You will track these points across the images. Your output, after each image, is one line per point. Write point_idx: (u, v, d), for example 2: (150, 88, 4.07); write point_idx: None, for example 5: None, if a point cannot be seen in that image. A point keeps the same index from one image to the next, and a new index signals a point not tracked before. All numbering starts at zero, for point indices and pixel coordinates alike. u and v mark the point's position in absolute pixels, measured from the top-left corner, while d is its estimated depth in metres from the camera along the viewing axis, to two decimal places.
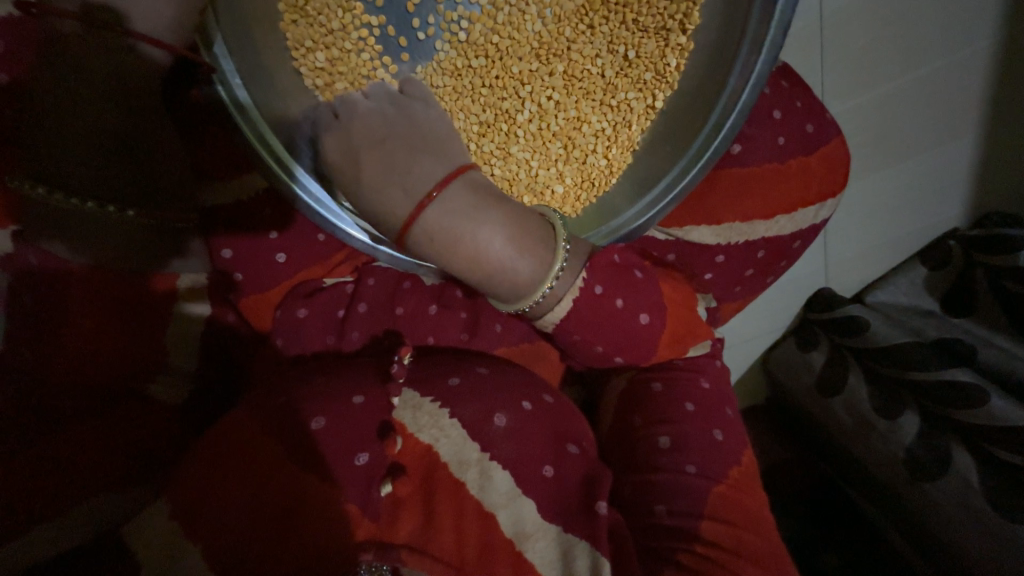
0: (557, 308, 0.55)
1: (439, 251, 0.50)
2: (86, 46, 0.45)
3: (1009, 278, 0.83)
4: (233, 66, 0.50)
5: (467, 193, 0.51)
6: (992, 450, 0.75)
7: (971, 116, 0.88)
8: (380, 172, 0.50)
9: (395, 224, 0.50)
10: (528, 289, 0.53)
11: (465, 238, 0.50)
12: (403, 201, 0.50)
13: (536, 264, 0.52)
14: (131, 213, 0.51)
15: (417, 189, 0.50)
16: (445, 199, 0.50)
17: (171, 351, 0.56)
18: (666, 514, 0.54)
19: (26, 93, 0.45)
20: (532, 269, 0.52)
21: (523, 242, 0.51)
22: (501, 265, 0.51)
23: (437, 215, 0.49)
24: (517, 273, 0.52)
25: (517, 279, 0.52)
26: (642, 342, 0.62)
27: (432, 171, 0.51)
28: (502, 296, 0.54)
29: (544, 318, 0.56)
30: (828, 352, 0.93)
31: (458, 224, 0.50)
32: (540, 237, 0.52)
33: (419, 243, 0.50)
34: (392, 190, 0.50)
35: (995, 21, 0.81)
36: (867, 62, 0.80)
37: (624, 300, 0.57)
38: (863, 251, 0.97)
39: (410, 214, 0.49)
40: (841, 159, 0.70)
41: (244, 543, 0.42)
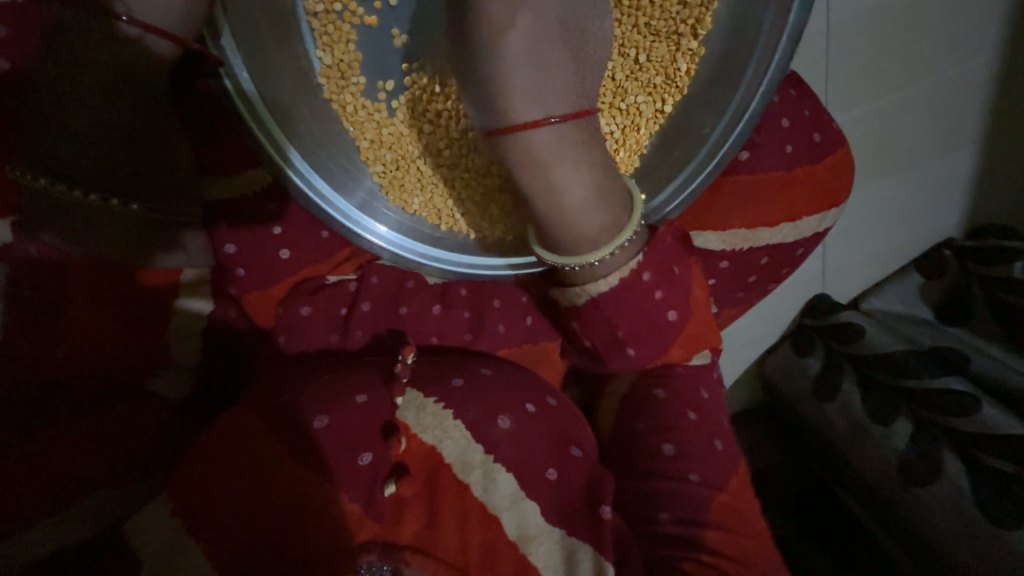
0: (603, 280, 0.56)
1: (530, 170, 0.50)
2: (91, 35, 0.43)
3: (1001, 289, 0.84)
4: (240, 60, 0.51)
5: (581, 134, 0.50)
6: (984, 459, 0.76)
7: (972, 128, 0.89)
8: (522, 55, 0.46)
9: (503, 123, 0.48)
10: (584, 245, 0.54)
11: (553, 170, 0.50)
12: (527, 104, 0.47)
13: (597, 230, 0.53)
14: (134, 207, 0.50)
15: (542, 101, 0.48)
16: (564, 125, 0.49)
17: (173, 346, 0.56)
18: (670, 521, 0.55)
19: (25, 81, 0.44)
20: (598, 229, 0.53)
21: (604, 200, 0.53)
22: (578, 209, 0.52)
23: (547, 140, 0.49)
24: (586, 225, 0.53)
25: (583, 231, 0.53)
26: (661, 346, 0.62)
27: (562, 94, 0.49)
28: (548, 242, 0.55)
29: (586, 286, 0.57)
30: (822, 357, 0.94)
31: (559, 158, 0.50)
32: (617, 204, 0.54)
33: (520, 150, 0.49)
34: (519, 84, 0.47)
35: (999, 36, 0.82)
36: (871, 71, 0.81)
37: (664, 292, 0.59)
38: (861, 259, 0.98)
39: (524, 123, 0.48)
40: (846, 168, 0.71)
41: (247, 542, 0.42)
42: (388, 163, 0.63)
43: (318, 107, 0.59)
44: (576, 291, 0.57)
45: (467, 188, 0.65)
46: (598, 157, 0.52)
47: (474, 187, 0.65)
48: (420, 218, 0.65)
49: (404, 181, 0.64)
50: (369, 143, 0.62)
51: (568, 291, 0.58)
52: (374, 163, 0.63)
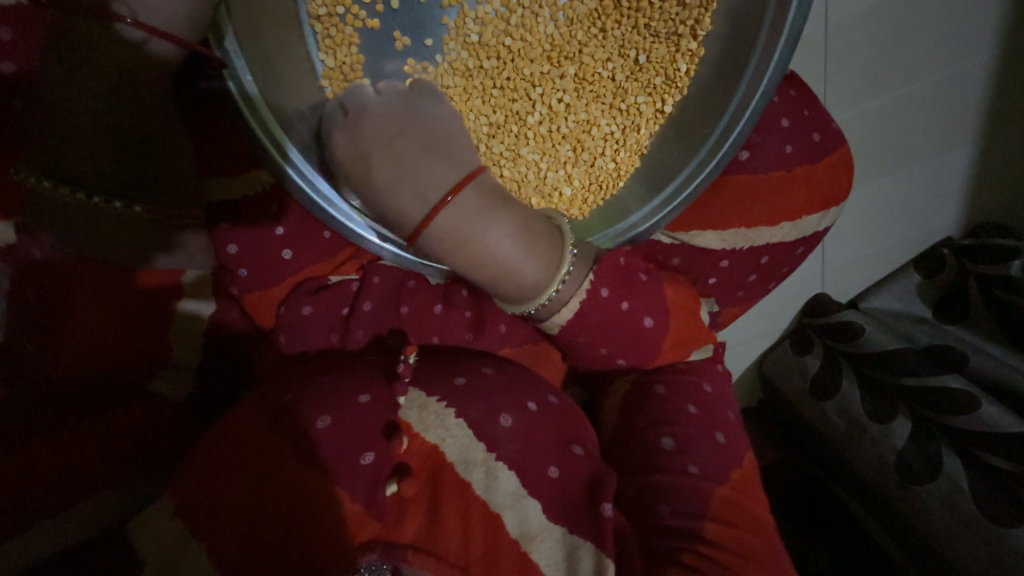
0: (567, 307, 0.57)
1: (448, 252, 0.53)
2: (91, 36, 0.43)
3: (1002, 287, 0.85)
4: (243, 61, 0.50)
5: (477, 200, 0.53)
6: (983, 456, 0.77)
7: (970, 127, 0.89)
8: (394, 172, 0.52)
9: (407, 226, 0.53)
10: (531, 292, 0.55)
11: (474, 243, 0.52)
12: (416, 202, 0.52)
13: (541, 269, 0.54)
14: (139, 209, 0.50)
15: (429, 194, 0.52)
16: (456, 203, 0.52)
17: (175, 345, 0.55)
18: (670, 514, 0.55)
19: (30, 83, 0.45)
20: (538, 271, 0.54)
21: (529, 245, 0.54)
22: (511, 264, 0.53)
23: (449, 219, 0.51)
24: (524, 273, 0.54)
25: (525, 280, 0.54)
26: (650, 346, 0.64)
27: (444, 176, 0.53)
28: (510, 296, 0.56)
29: (552, 318, 0.58)
30: (822, 356, 0.94)
31: (470, 228, 0.52)
32: (544, 240, 0.54)
33: (429, 246, 0.53)
34: (405, 192, 0.52)
35: (997, 35, 0.82)
36: (870, 70, 0.81)
37: (633, 302, 0.60)
38: (861, 257, 0.98)
39: (422, 219, 0.52)
40: (846, 167, 0.71)
41: (253, 541, 0.42)
42: None
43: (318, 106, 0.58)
44: (547, 325, 0.59)
45: None
46: (509, 206, 0.54)
47: None
48: None
49: None
50: None
51: (541, 326, 0.59)
52: None
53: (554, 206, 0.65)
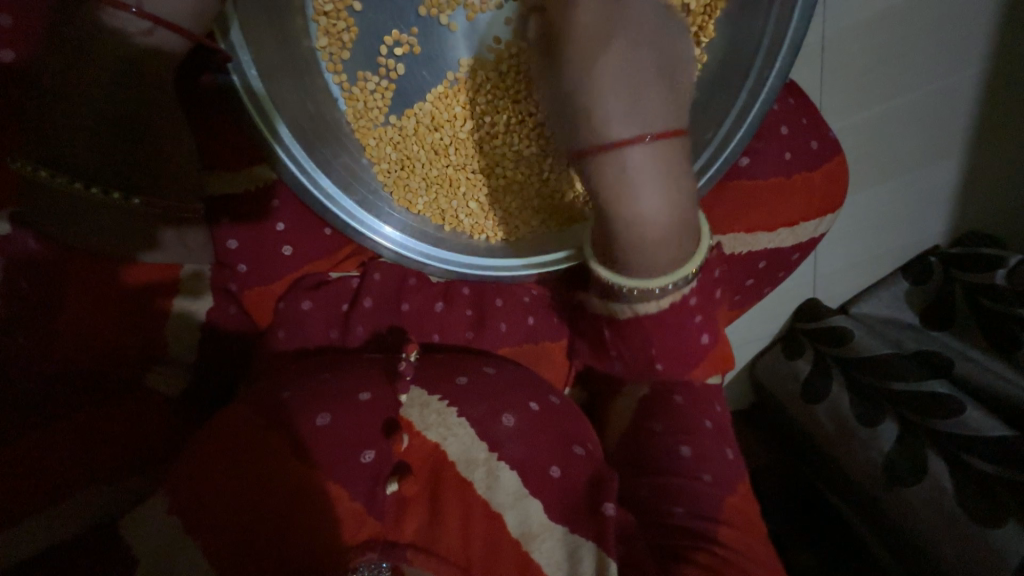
0: (654, 302, 0.56)
1: (616, 190, 0.48)
2: (91, 25, 0.42)
3: (988, 296, 0.87)
4: (249, 56, 0.50)
5: (674, 158, 0.49)
6: (966, 458, 0.78)
7: (959, 139, 0.92)
8: (618, 81, 0.47)
9: (596, 137, 0.48)
10: (653, 274, 0.53)
11: (647, 194, 0.48)
12: (622, 122, 0.47)
13: (673, 259, 0.53)
14: (137, 203, 0.49)
15: (641, 121, 0.47)
16: (659, 146, 0.48)
17: (171, 343, 0.54)
18: (689, 517, 0.56)
19: (30, 71, 0.43)
20: (669, 260, 0.52)
21: (684, 232, 0.51)
22: (660, 242, 0.51)
23: (641, 161, 0.47)
24: (661, 254, 0.52)
25: (658, 260, 0.52)
26: (682, 360, 0.64)
27: (656, 113, 0.48)
28: (630, 267, 0.53)
29: (633, 306, 0.57)
30: (813, 360, 0.96)
31: (648, 181, 0.48)
32: (692, 234, 0.52)
33: (608, 168, 0.48)
34: (614, 103, 0.47)
35: (988, 51, 0.84)
36: (865, 81, 0.83)
37: (703, 317, 0.63)
38: (853, 264, 1.00)
39: (615, 142, 0.47)
40: (842, 175, 0.72)
41: (252, 540, 0.42)
42: (393, 164, 0.65)
43: (326, 103, 0.61)
44: (623, 307, 0.58)
45: (471, 187, 0.67)
46: (688, 187, 0.50)
47: (477, 186, 0.67)
48: (424, 218, 0.66)
49: (408, 183, 0.65)
50: (374, 143, 0.64)
51: (614, 306, 0.58)
52: (379, 161, 0.64)
53: (557, 207, 0.66)
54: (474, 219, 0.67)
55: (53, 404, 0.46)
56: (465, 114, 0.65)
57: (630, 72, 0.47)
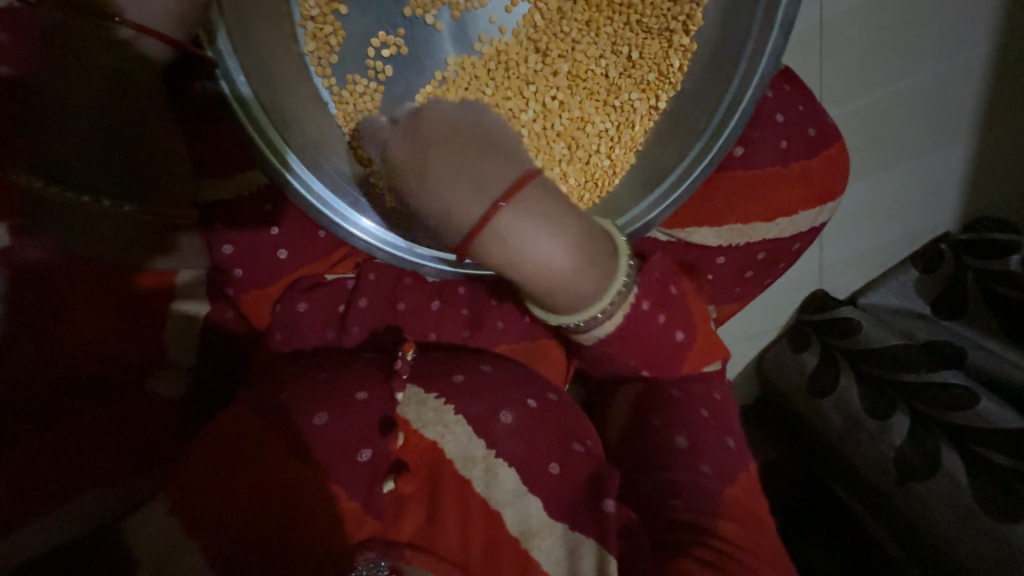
0: (609, 322, 0.57)
1: (504, 256, 0.50)
2: (81, 40, 0.46)
3: (1002, 284, 0.85)
4: (235, 61, 0.51)
5: (540, 203, 0.50)
6: (983, 452, 0.76)
7: (966, 122, 0.89)
8: (457, 172, 0.48)
9: (458, 228, 0.49)
10: (584, 302, 0.54)
11: (529, 250, 0.49)
12: (475, 201, 0.48)
13: (597, 280, 0.53)
14: (131, 208, 0.52)
15: (489, 193, 0.48)
16: (516, 206, 0.48)
17: (169, 344, 0.56)
18: (683, 509, 0.56)
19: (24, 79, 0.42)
20: (596, 282, 0.53)
21: (590, 258, 0.52)
22: (570, 276, 0.51)
23: (511, 222, 0.48)
24: (582, 283, 0.52)
25: (584, 290, 0.53)
26: (667, 356, 0.64)
27: (497, 175, 0.49)
28: (558, 306, 0.54)
29: (589, 331, 0.58)
30: (820, 352, 0.94)
31: (527, 236, 0.49)
32: (600, 254, 0.52)
33: (487, 248, 0.49)
34: (462, 192, 0.48)
35: (993, 30, 0.82)
36: (864, 65, 0.81)
37: (667, 317, 0.62)
38: (860, 254, 0.98)
39: (477, 223, 0.48)
40: (842, 162, 0.71)
41: (250, 542, 0.42)
42: None
43: (317, 108, 0.61)
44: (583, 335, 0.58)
45: None
46: (567, 215, 0.51)
47: None
48: None
49: None
50: None
51: (576, 336, 0.59)
52: None
53: None
54: None
55: (58, 412, 0.45)
56: None
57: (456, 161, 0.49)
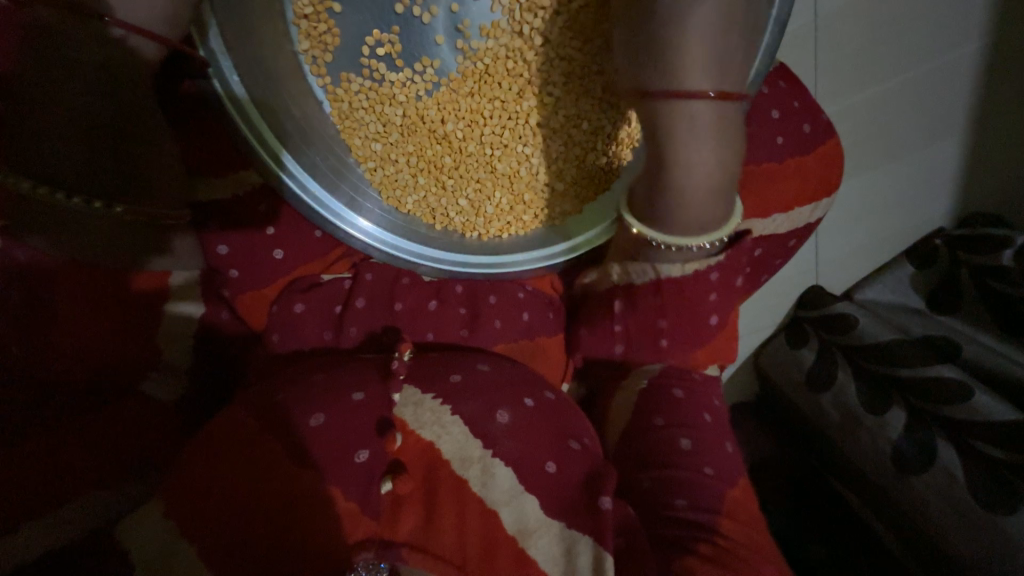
0: (678, 266, 0.60)
1: (676, 139, 0.49)
2: (70, 35, 0.42)
3: (996, 278, 0.85)
4: (229, 60, 0.51)
5: (730, 120, 0.50)
6: (979, 445, 0.76)
7: (960, 118, 0.90)
8: (708, 30, 0.46)
9: (670, 83, 0.48)
10: (687, 232, 0.55)
11: (694, 145, 0.50)
12: (697, 73, 0.47)
13: (713, 217, 0.54)
14: (119, 210, 0.49)
15: (719, 76, 0.47)
16: (723, 104, 0.49)
17: (164, 349, 0.54)
18: (685, 508, 0.55)
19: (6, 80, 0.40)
20: (708, 220, 0.54)
21: (720, 194, 0.53)
22: (701, 199, 0.52)
23: (701, 116, 0.48)
24: (705, 212, 0.54)
25: (697, 219, 0.54)
26: (694, 334, 0.66)
27: (730, 68, 0.48)
28: (671, 223, 0.54)
29: (658, 265, 0.60)
30: (817, 349, 0.95)
31: (695, 132, 0.49)
32: (728, 200, 0.54)
33: (672, 114, 0.49)
34: (697, 54, 0.47)
35: (983, 27, 0.83)
36: (858, 62, 0.81)
37: (719, 296, 0.64)
38: (855, 249, 0.98)
39: (685, 92, 0.47)
40: (837, 158, 0.71)
41: (244, 545, 0.42)
42: (379, 162, 0.65)
43: (312, 108, 0.61)
44: (643, 266, 0.61)
45: (458, 184, 0.67)
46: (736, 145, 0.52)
47: (465, 182, 0.66)
48: (414, 217, 0.66)
49: (396, 180, 0.65)
50: (361, 142, 0.64)
51: (633, 267, 0.62)
52: (365, 161, 0.64)
53: (547, 201, 0.68)
54: (464, 217, 0.67)
55: (40, 414, 0.44)
56: (450, 108, 0.64)
57: (730, 28, 0.47)
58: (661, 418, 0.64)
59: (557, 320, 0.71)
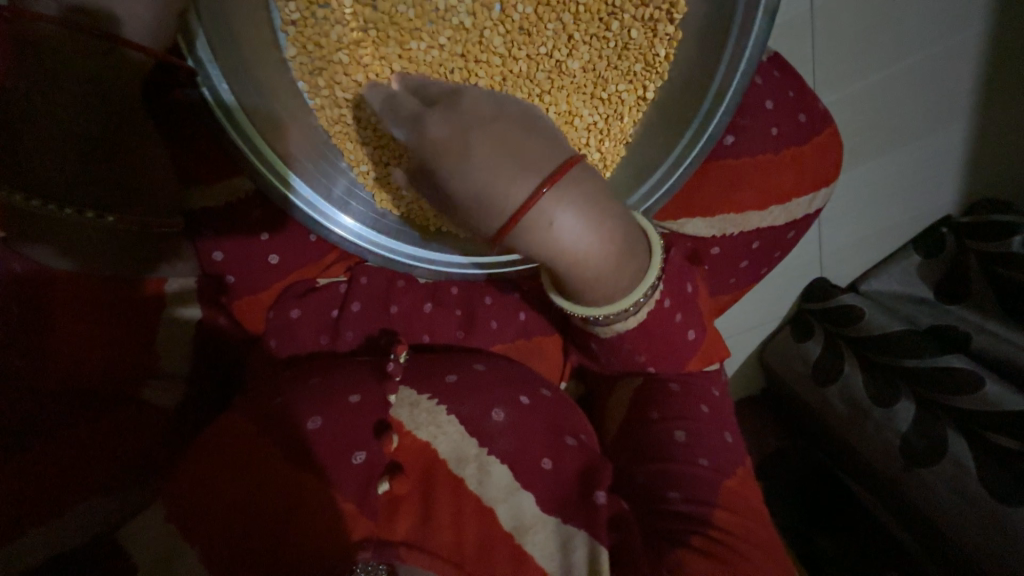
0: (632, 317, 0.55)
1: (545, 248, 0.46)
2: (67, 49, 0.44)
3: (1001, 264, 0.83)
4: (217, 69, 0.51)
5: (584, 189, 0.46)
6: (989, 436, 0.75)
7: (965, 102, 0.88)
8: (498, 155, 0.44)
9: (501, 213, 0.44)
10: (613, 298, 0.52)
11: (564, 245, 0.46)
12: (518, 184, 0.44)
13: (631, 275, 0.51)
14: (111, 220, 0.50)
15: (537, 174, 0.44)
16: (564, 189, 0.45)
17: (162, 356, 0.56)
18: (681, 501, 0.55)
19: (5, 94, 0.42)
20: (631, 276, 0.51)
21: (625, 253, 0.49)
22: (607, 273, 0.49)
23: (554, 212, 0.44)
24: (620, 275, 0.50)
25: (617, 282, 0.51)
26: (672, 350, 0.63)
27: (542, 161, 0.45)
28: (592, 300, 0.52)
29: (613, 325, 0.56)
30: (823, 341, 0.93)
31: (558, 231, 0.45)
32: (637, 250, 0.50)
33: (526, 235, 0.45)
34: (503, 175, 0.44)
35: (985, 9, 0.81)
36: (858, 50, 0.80)
37: (686, 316, 0.61)
38: (860, 239, 0.97)
39: (519, 209, 0.44)
40: (834, 147, 0.70)
41: (242, 545, 0.42)
42: (373, 165, 0.65)
43: (298, 111, 0.60)
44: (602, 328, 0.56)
45: None
46: (606, 206, 0.48)
47: None
48: (409, 220, 0.66)
49: (389, 183, 0.66)
50: (353, 145, 0.64)
51: (590, 328, 0.57)
52: (358, 164, 0.64)
53: None
54: None
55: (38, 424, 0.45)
56: None
57: (509, 141, 0.45)
58: (658, 413, 0.63)
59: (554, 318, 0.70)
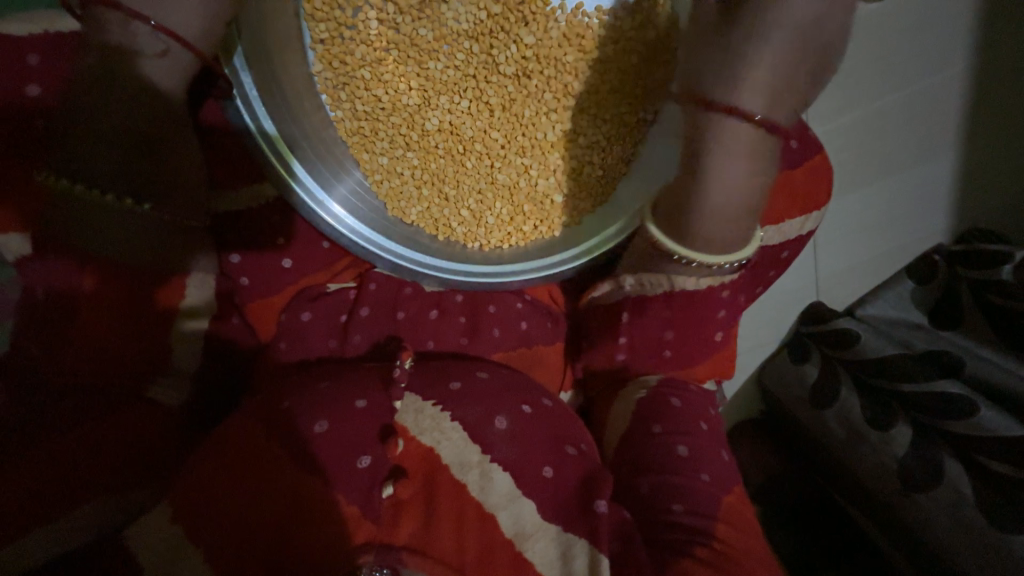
0: (693, 279, 0.60)
1: (721, 151, 0.51)
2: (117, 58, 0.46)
3: (997, 292, 0.85)
4: (249, 78, 0.54)
5: (766, 151, 0.53)
6: (982, 460, 0.75)
7: (953, 134, 0.92)
8: (782, 58, 0.49)
9: (728, 95, 0.50)
10: (704, 246, 0.56)
11: (724, 166, 0.52)
12: (753, 88, 0.50)
13: (729, 236, 0.55)
14: (150, 208, 0.51)
15: (774, 98, 0.50)
16: (767, 133, 0.51)
17: (174, 354, 0.56)
18: (681, 512, 0.56)
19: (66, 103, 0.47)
20: (729, 237, 0.55)
21: (739, 214, 0.54)
22: (715, 218, 0.54)
23: (747, 138, 0.51)
24: (723, 228, 0.54)
25: (712, 234, 0.55)
26: None
27: (785, 102, 0.51)
28: (685, 237, 0.56)
29: (679, 279, 0.60)
30: (820, 363, 0.94)
31: (733, 151, 0.51)
32: (744, 225, 0.55)
33: (721, 130, 0.51)
34: (756, 72, 0.50)
35: (966, 48, 0.86)
36: (844, 84, 0.86)
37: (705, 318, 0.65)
38: (856, 264, 0.99)
39: (738, 106, 0.50)
40: (826, 172, 0.74)
41: (254, 539, 0.43)
42: (386, 175, 0.68)
43: (320, 126, 0.64)
44: (660, 277, 0.61)
45: (459, 195, 0.69)
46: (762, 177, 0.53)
47: (466, 193, 0.69)
48: (418, 229, 0.69)
49: (402, 191, 0.69)
50: (369, 155, 0.68)
51: (648, 278, 0.62)
52: (372, 173, 0.68)
53: (546, 215, 0.70)
54: (466, 227, 0.70)
55: (52, 413, 0.46)
56: (452, 123, 0.68)
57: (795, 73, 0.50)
58: (659, 426, 0.64)
59: (554, 330, 0.73)
